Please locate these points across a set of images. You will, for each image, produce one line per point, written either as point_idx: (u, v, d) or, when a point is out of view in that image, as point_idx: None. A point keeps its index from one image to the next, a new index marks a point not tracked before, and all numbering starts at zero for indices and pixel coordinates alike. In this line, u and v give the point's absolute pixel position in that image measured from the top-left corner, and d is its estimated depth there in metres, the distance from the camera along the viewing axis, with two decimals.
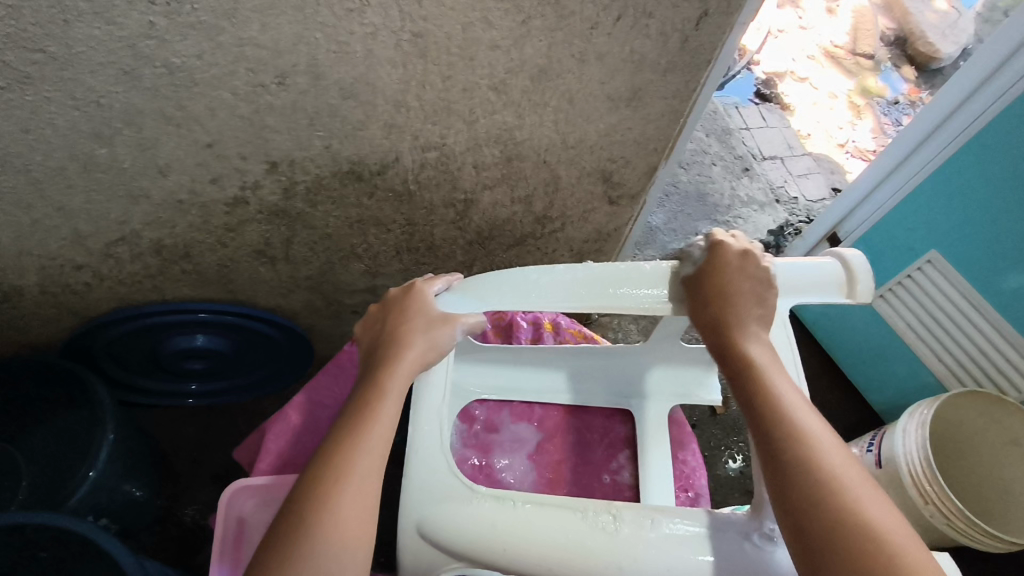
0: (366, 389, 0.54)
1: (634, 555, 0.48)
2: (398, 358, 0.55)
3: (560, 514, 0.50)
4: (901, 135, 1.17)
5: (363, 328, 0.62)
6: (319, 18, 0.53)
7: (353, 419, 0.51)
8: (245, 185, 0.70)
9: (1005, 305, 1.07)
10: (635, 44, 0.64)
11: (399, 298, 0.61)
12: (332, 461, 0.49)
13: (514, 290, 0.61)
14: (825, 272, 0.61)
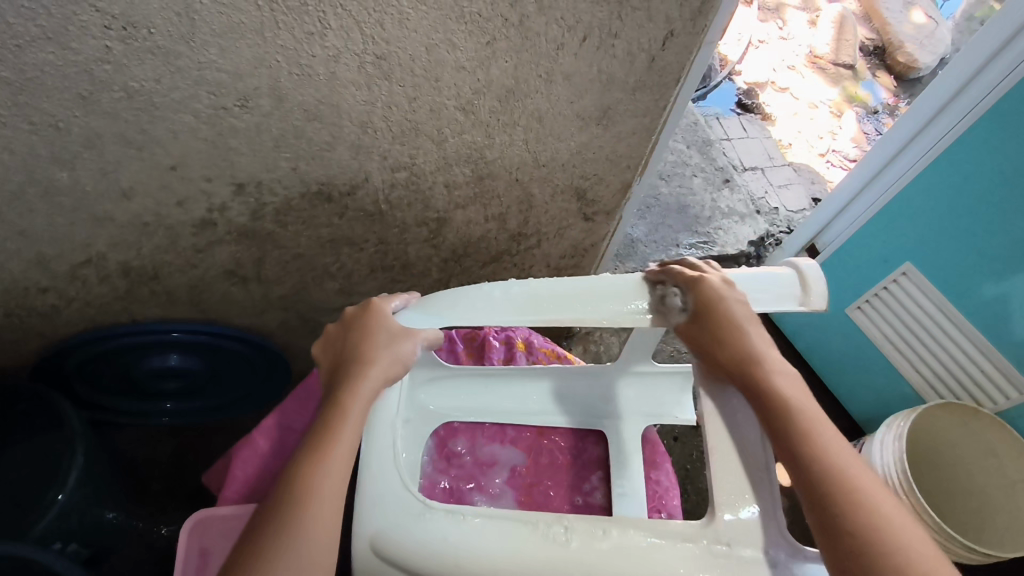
0: (328, 409, 0.53)
1: (589, 566, 0.47)
2: (360, 376, 0.55)
3: (511, 526, 0.49)
4: (881, 144, 1.17)
5: (322, 346, 0.61)
6: (280, 41, 0.53)
7: (316, 441, 0.51)
8: (212, 207, 0.69)
9: (977, 314, 1.08)
10: (602, 64, 0.64)
11: (358, 314, 0.61)
12: (296, 486, 0.48)
13: (471, 304, 0.62)
14: (780, 281, 0.61)
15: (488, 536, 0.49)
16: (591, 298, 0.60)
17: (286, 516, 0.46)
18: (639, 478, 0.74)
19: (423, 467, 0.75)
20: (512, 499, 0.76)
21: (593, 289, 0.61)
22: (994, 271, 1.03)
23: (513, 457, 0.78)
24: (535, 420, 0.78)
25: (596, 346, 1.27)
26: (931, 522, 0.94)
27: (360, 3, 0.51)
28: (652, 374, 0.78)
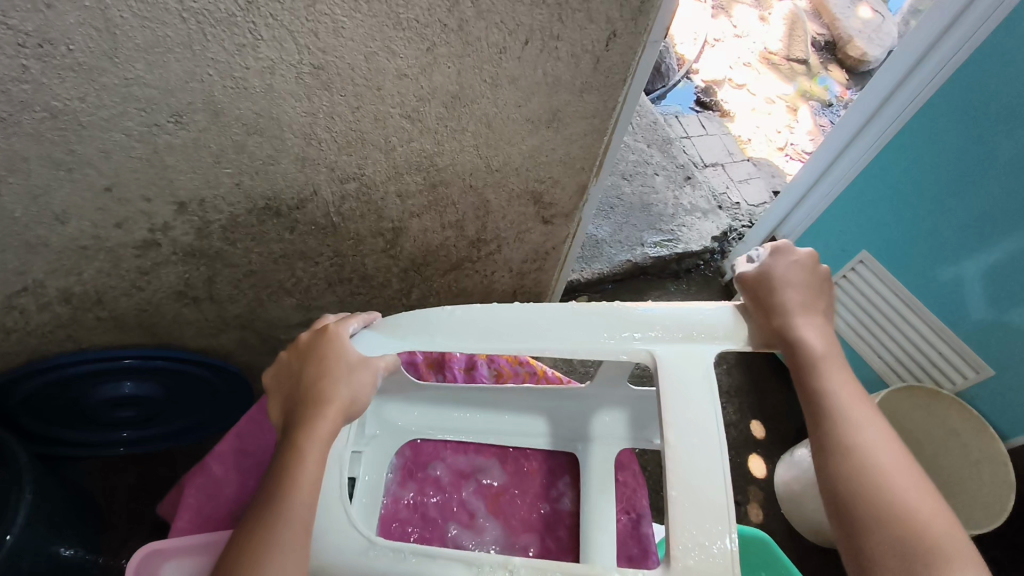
0: (285, 455, 0.51)
1: None
2: (316, 419, 0.53)
3: (450, 565, 0.48)
4: (836, 130, 1.18)
5: (274, 380, 0.59)
6: (210, 54, 0.51)
7: (274, 494, 0.49)
8: (154, 228, 0.66)
9: (936, 299, 1.10)
10: (547, 66, 0.64)
11: (313, 344, 0.58)
12: (253, 547, 0.46)
13: (433, 328, 0.61)
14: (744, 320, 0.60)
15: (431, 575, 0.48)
16: (555, 328, 0.60)
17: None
18: (608, 484, 0.74)
19: (386, 485, 0.74)
20: (481, 510, 0.75)
21: (558, 320, 0.60)
22: (950, 255, 1.05)
23: (480, 466, 0.77)
24: (496, 440, 0.77)
25: None
26: None
27: (291, 12, 0.50)
28: (623, 394, 0.76)
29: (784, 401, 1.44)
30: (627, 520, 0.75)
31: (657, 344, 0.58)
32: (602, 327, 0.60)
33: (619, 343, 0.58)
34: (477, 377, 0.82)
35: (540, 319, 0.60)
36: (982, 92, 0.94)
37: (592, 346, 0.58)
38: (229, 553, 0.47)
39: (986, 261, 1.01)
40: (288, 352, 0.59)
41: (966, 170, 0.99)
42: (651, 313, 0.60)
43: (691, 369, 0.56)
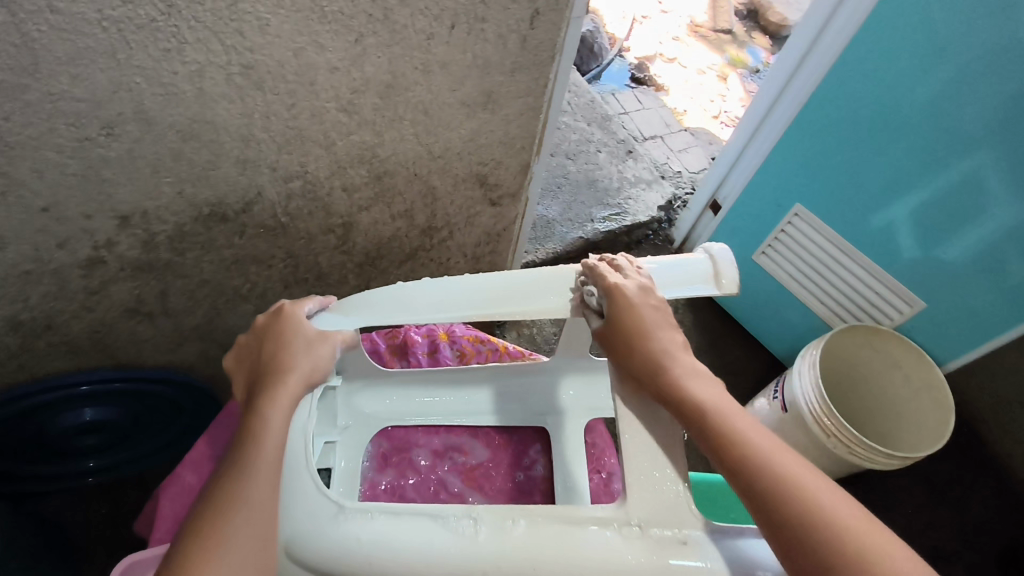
0: (250, 419, 0.53)
1: (500, 554, 0.49)
2: (279, 386, 0.55)
3: (419, 522, 0.51)
4: (766, 85, 1.24)
5: (235, 360, 0.60)
6: (135, 62, 0.51)
7: (242, 453, 0.50)
8: (98, 245, 0.66)
9: (869, 242, 1.16)
10: (476, 49, 0.65)
11: (270, 323, 0.60)
12: (222, 498, 0.47)
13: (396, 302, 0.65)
14: (690, 266, 0.64)
15: (399, 532, 0.50)
16: (511, 293, 0.63)
17: (212, 527, 0.45)
18: (579, 448, 0.77)
19: (362, 473, 0.75)
20: (457, 485, 0.77)
21: (513, 286, 0.63)
22: (879, 200, 1.12)
23: (451, 444, 0.79)
24: (467, 420, 0.79)
25: (529, 329, 1.30)
26: (846, 432, 1.03)
27: (213, 13, 0.50)
28: (586, 363, 0.78)
29: (741, 356, 1.50)
30: (599, 479, 0.78)
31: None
32: (556, 289, 0.63)
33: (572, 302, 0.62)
34: (441, 359, 0.84)
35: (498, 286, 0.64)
36: (894, 38, 0.98)
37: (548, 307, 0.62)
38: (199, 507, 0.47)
39: (912, 203, 1.07)
40: (247, 333, 0.61)
41: (888, 116, 1.04)
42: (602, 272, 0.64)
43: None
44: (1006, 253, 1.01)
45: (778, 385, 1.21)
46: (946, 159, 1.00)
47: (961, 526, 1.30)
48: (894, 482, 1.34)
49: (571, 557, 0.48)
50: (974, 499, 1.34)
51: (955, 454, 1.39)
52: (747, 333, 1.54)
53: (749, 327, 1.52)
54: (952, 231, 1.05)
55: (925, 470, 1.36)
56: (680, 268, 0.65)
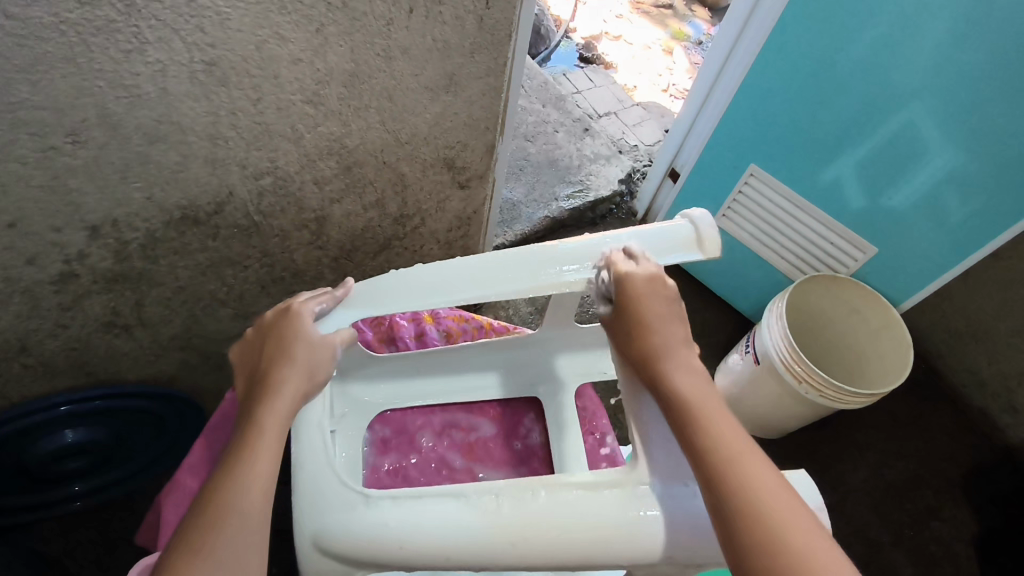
0: (246, 423, 0.55)
1: (524, 524, 0.54)
2: (277, 391, 0.57)
3: (442, 501, 0.56)
4: (710, 54, 1.28)
5: (240, 359, 0.62)
6: (96, 65, 0.50)
7: (234, 455, 0.52)
8: (69, 258, 0.65)
9: (821, 196, 1.22)
10: (435, 32, 0.66)
11: (273, 323, 0.62)
12: (212, 500, 0.49)
13: (397, 291, 0.66)
14: (675, 233, 0.67)
15: (424, 513, 0.55)
16: (500, 272, 0.65)
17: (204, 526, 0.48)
18: (570, 413, 0.80)
19: (364, 458, 0.78)
20: (457, 459, 0.80)
21: (501, 266, 0.66)
22: (826, 156, 1.17)
23: (447, 422, 0.82)
24: (461, 398, 0.81)
25: (505, 310, 1.32)
26: (814, 376, 1.08)
27: (172, 10, 0.50)
28: (572, 333, 0.81)
29: (711, 318, 1.56)
30: (593, 441, 0.81)
31: (597, 270, 0.65)
32: (544, 262, 0.66)
33: (562, 274, 0.65)
34: (429, 342, 0.85)
35: (486, 268, 0.66)
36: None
37: (539, 283, 0.65)
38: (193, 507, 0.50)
39: (858, 155, 1.13)
40: (253, 330, 0.63)
41: (830, 76, 1.09)
42: (584, 244, 0.66)
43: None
44: (945, 196, 1.07)
45: (748, 340, 1.26)
46: (883, 112, 1.06)
47: (926, 455, 1.39)
48: (863, 421, 1.42)
49: (589, 520, 0.54)
50: (937, 429, 1.42)
51: (917, 389, 1.47)
52: (714, 295, 1.60)
53: (716, 289, 1.58)
54: (895, 179, 1.11)
55: (891, 406, 1.44)
56: (665, 234, 0.67)
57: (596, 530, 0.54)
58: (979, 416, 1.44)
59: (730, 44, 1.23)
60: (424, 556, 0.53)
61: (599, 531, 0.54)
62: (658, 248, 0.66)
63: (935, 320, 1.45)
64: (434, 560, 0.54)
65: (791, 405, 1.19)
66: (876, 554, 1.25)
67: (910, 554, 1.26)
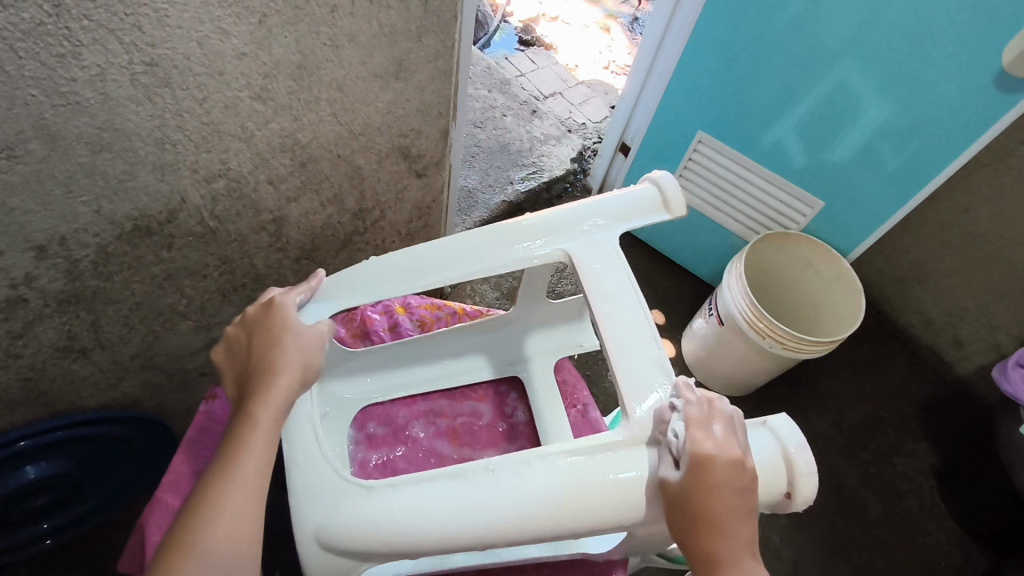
0: (237, 421, 0.54)
1: (520, 492, 0.56)
2: (268, 386, 0.55)
3: (444, 481, 0.57)
4: (650, 27, 1.30)
5: (226, 355, 0.61)
6: (28, 72, 0.48)
7: (226, 454, 0.52)
8: (15, 282, 0.61)
9: (765, 157, 1.27)
10: (381, 17, 0.65)
11: (260, 317, 0.61)
12: (204, 501, 0.49)
13: (369, 277, 0.69)
14: (642, 198, 0.71)
15: (426, 498, 0.56)
16: (475, 249, 0.68)
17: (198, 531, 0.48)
18: (550, 388, 0.82)
19: (350, 454, 0.77)
20: (444, 446, 0.79)
21: (476, 243, 0.69)
22: (769, 119, 1.21)
23: (431, 410, 0.82)
24: (441, 384, 0.82)
25: (470, 298, 1.32)
26: (777, 330, 1.12)
27: (105, 8, 0.47)
28: (543, 309, 0.83)
29: (672, 286, 1.60)
30: (577, 412, 0.82)
31: (568, 241, 0.68)
32: (515, 240, 0.69)
33: (533, 249, 0.68)
34: (403, 332, 0.84)
35: (464, 248, 0.68)
36: None
37: (512, 260, 0.68)
38: (187, 507, 0.50)
39: (798, 115, 1.17)
40: (236, 325, 0.62)
41: (767, 39, 1.12)
42: (555, 215, 0.70)
43: (603, 255, 0.68)
44: (880, 147, 1.12)
45: (712, 304, 1.29)
46: (818, 72, 1.10)
47: (884, 395, 1.46)
48: (823, 370, 1.48)
49: (585, 480, 0.56)
50: (891, 370, 1.50)
51: (869, 333, 1.55)
52: (672, 264, 1.64)
53: (674, 258, 1.62)
54: (834, 135, 1.15)
55: (847, 353, 1.51)
56: (631, 200, 0.71)
57: (593, 488, 0.56)
58: (928, 352, 1.53)
59: (668, 15, 1.25)
60: (427, 537, 0.55)
61: (595, 489, 0.56)
62: (625, 213, 0.70)
63: (880, 266, 1.53)
64: (438, 541, 0.55)
65: (757, 361, 1.23)
66: (846, 492, 1.32)
67: (877, 489, 1.33)
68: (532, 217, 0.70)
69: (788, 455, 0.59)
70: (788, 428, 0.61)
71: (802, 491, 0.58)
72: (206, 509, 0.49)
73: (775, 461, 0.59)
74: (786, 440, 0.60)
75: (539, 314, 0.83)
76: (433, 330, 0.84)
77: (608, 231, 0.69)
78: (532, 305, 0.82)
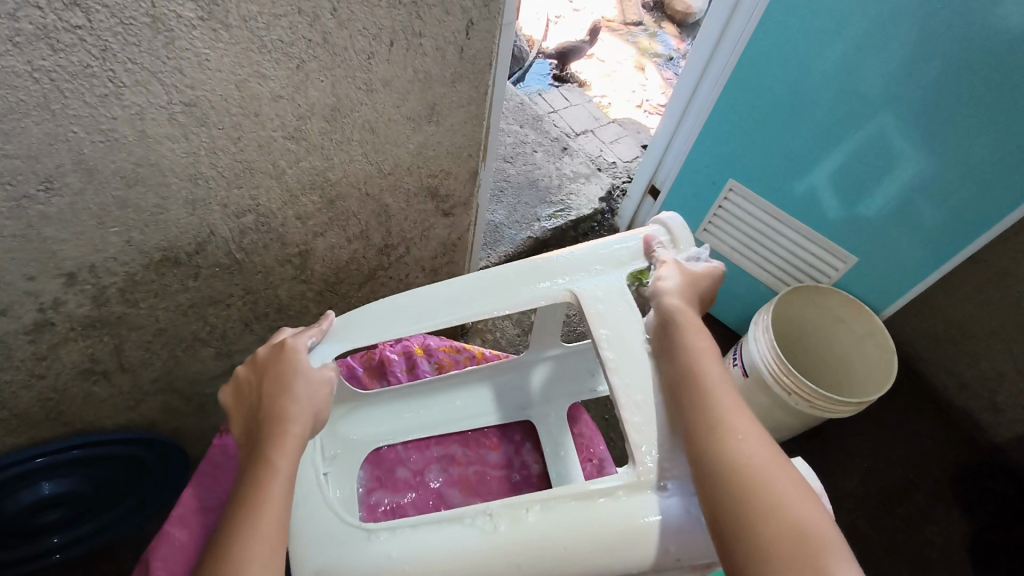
0: (253, 468, 0.54)
1: (520, 544, 0.54)
2: (281, 433, 0.55)
3: (448, 527, 0.56)
4: (685, 72, 1.31)
5: (235, 397, 0.61)
6: (71, 111, 0.49)
7: (243, 502, 0.51)
8: (44, 306, 0.62)
9: (796, 207, 1.25)
10: (417, 63, 0.66)
11: (270, 360, 0.61)
12: (226, 553, 0.48)
13: (381, 321, 0.68)
14: (650, 239, 0.70)
15: (427, 542, 0.55)
16: (484, 291, 0.68)
17: None
18: (566, 442, 0.80)
19: (358, 496, 0.76)
20: (455, 495, 0.78)
21: (485, 285, 0.68)
22: (802, 169, 1.19)
23: (445, 456, 0.81)
24: (456, 426, 0.81)
25: (493, 334, 1.32)
26: (803, 387, 1.08)
27: (149, 53, 0.48)
28: (561, 352, 0.82)
29: None
30: (592, 467, 0.80)
31: (582, 282, 0.67)
32: (526, 281, 0.68)
33: (543, 291, 0.67)
34: (420, 373, 0.84)
35: (471, 289, 0.68)
36: (800, 14, 1.04)
37: (520, 300, 0.67)
38: (208, 557, 0.49)
39: (830, 168, 1.15)
40: (246, 367, 0.62)
41: (803, 89, 1.11)
42: (564, 258, 0.69)
43: (612, 295, 0.66)
44: (917, 205, 1.09)
45: (737, 353, 1.26)
46: (854, 125, 1.08)
47: (915, 458, 1.40)
48: (851, 427, 1.43)
49: (586, 533, 0.54)
50: (923, 432, 1.44)
51: (901, 392, 1.50)
52: None
53: None
54: (868, 189, 1.13)
55: (876, 412, 1.46)
56: (640, 241, 0.70)
57: (594, 541, 0.54)
58: (962, 415, 1.47)
59: (702, 61, 1.26)
60: None
61: (597, 541, 0.54)
62: (633, 254, 0.69)
63: (914, 322, 1.48)
64: None
65: (782, 416, 1.20)
66: (873, 560, 1.26)
67: (906, 559, 1.27)
68: (533, 258, 0.70)
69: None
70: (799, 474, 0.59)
71: None
72: (228, 563, 0.48)
73: None
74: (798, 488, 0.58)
75: (561, 358, 0.82)
76: (450, 371, 0.83)
77: (614, 272, 0.68)
78: (548, 349, 0.81)
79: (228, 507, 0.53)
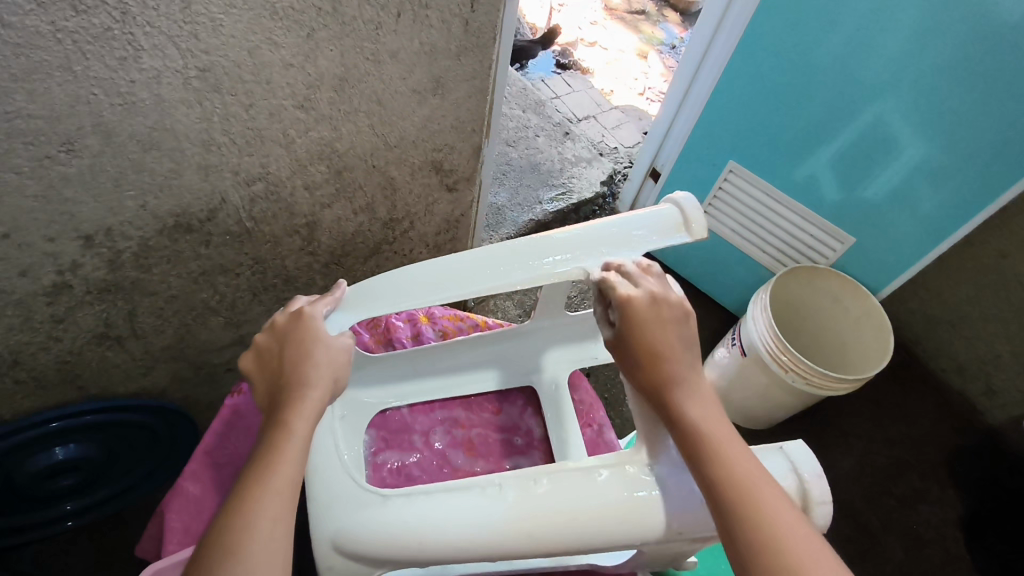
0: (272, 429, 0.56)
1: (524, 505, 0.57)
2: (300, 397, 0.58)
3: (464, 494, 0.58)
4: (686, 58, 1.32)
5: (255, 362, 0.63)
6: (92, 73, 0.51)
7: (261, 461, 0.54)
8: (62, 268, 0.64)
9: (795, 191, 1.26)
10: (423, 35, 0.68)
11: (290, 326, 0.63)
12: (241, 507, 0.51)
13: (393, 291, 0.70)
14: (661, 217, 0.71)
15: (441, 507, 0.57)
16: (490, 266, 0.69)
17: (238, 538, 0.49)
18: (566, 406, 0.82)
19: (365, 456, 0.78)
20: (458, 455, 0.81)
21: (492, 260, 0.70)
22: (801, 154, 1.21)
23: (448, 419, 0.83)
24: (457, 391, 0.84)
25: (494, 313, 1.34)
26: (800, 365, 1.10)
27: (166, 17, 0.50)
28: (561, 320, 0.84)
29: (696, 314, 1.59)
30: (592, 431, 0.83)
31: (586, 258, 0.69)
32: (533, 256, 0.70)
33: (549, 266, 0.69)
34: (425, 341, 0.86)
35: (478, 263, 0.70)
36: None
37: (526, 276, 0.69)
38: (223, 510, 0.52)
39: (830, 152, 1.17)
40: (267, 333, 0.64)
41: (804, 74, 1.12)
42: (568, 235, 0.70)
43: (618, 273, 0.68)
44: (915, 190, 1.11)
45: (735, 333, 1.28)
46: (853, 110, 1.10)
47: (911, 440, 1.42)
48: (847, 408, 1.45)
49: (586, 496, 0.57)
50: (918, 414, 1.46)
51: (898, 375, 1.52)
52: (697, 291, 1.63)
53: (699, 287, 1.61)
54: (868, 173, 1.15)
55: (873, 394, 1.48)
56: (650, 219, 0.71)
57: (593, 503, 0.56)
58: (958, 398, 1.49)
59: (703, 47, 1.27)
60: (443, 546, 0.55)
61: (596, 504, 0.56)
62: (642, 232, 0.70)
63: (911, 306, 1.50)
64: (452, 552, 0.56)
65: (776, 395, 1.22)
66: (867, 537, 1.28)
67: (900, 537, 1.29)
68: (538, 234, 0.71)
69: (803, 483, 0.59)
70: (801, 452, 0.61)
71: (815, 518, 0.58)
72: (245, 516, 0.50)
73: (789, 484, 0.59)
74: (799, 464, 0.60)
75: (560, 325, 0.85)
76: (454, 338, 0.86)
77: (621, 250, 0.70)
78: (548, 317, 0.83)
79: (246, 465, 0.55)
